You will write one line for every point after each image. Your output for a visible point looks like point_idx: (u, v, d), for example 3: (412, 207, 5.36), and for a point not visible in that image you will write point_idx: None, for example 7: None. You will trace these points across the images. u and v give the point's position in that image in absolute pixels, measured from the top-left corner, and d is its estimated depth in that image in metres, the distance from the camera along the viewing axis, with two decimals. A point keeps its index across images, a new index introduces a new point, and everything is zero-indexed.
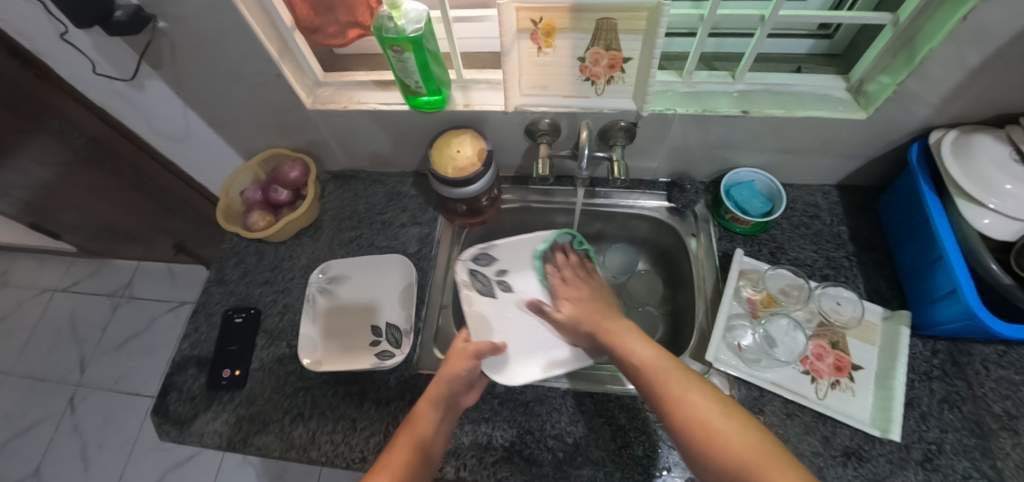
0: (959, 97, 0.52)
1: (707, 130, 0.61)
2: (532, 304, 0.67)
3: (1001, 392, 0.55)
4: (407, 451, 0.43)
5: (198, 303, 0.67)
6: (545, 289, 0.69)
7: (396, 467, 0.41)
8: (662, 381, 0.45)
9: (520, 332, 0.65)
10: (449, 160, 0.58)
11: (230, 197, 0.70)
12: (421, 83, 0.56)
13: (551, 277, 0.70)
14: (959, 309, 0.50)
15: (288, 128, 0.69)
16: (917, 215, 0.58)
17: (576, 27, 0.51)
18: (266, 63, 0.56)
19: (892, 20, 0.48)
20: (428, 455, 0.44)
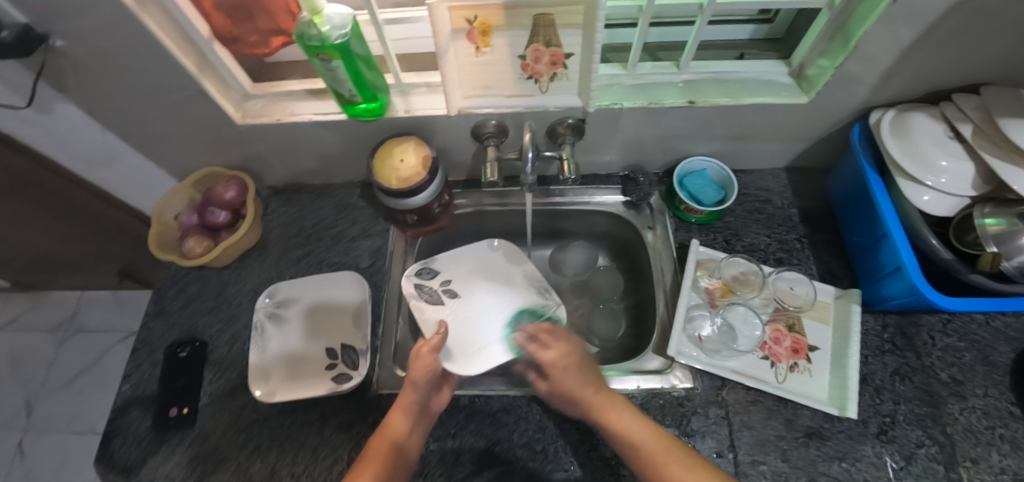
0: (893, 78, 0.53)
1: (656, 122, 0.61)
2: (481, 300, 0.67)
3: (947, 360, 0.58)
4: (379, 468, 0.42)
5: (137, 339, 0.63)
6: (486, 284, 0.69)
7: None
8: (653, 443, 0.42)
9: (477, 332, 0.64)
10: (391, 171, 0.56)
11: (164, 223, 0.65)
12: (356, 92, 0.53)
13: (490, 278, 0.70)
14: (904, 285, 0.51)
15: (221, 145, 0.64)
16: (862, 195, 0.59)
17: (512, 24, 0.49)
18: (184, 78, 0.52)
19: (828, 3, 0.48)
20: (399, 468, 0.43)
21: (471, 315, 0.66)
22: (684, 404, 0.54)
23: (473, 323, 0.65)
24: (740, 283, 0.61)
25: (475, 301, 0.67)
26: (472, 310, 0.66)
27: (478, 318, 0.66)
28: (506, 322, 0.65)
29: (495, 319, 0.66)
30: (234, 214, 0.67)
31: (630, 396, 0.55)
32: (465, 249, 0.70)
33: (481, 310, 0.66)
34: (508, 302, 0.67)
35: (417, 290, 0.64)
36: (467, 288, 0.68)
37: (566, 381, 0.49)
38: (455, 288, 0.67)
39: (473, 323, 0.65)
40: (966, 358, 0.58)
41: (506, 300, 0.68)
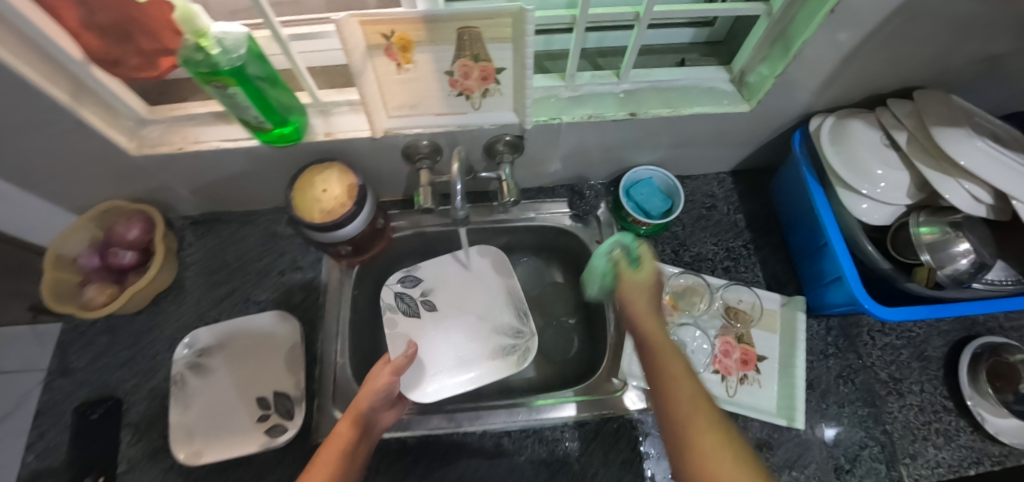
0: (832, 84, 0.52)
1: (598, 135, 0.58)
2: (458, 318, 0.67)
3: (885, 358, 0.59)
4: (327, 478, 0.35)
5: (39, 403, 0.56)
6: (468, 303, 0.68)
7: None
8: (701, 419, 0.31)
9: (442, 350, 0.64)
10: (313, 202, 0.51)
11: (59, 269, 0.57)
12: (263, 117, 0.47)
13: (472, 294, 0.69)
14: (845, 295, 0.52)
15: (121, 178, 0.57)
16: (801, 202, 0.59)
17: (435, 38, 0.44)
18: (56, 111, 0.44)
19: (766, 10, 0.46)
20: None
21: (442, 332, 0.66)
22: (637, 426, 0.54)
23: (444, 341, 0.65)
24: (688, 298, 0.60)
25: (450, 318, 0.67)
26: (446, 325, 0.67)
27: (449, 335, 0.66)
28: (473, 344, 0.65)
29: (464, 338, 0.66)
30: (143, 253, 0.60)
31: (583, 424, 0.54)
32: (451, 259, 0.69)
33: (453, 327, 0.67)
34: (482, 321, 0.67)
35: (396, 300, 0.66)
36: (446, 302, 0.68)
37: (636, 304, 0.44)
38: (434, 299, 0.68)
39: (441, 340, 0.65)
40: (904, 355, 0.59)
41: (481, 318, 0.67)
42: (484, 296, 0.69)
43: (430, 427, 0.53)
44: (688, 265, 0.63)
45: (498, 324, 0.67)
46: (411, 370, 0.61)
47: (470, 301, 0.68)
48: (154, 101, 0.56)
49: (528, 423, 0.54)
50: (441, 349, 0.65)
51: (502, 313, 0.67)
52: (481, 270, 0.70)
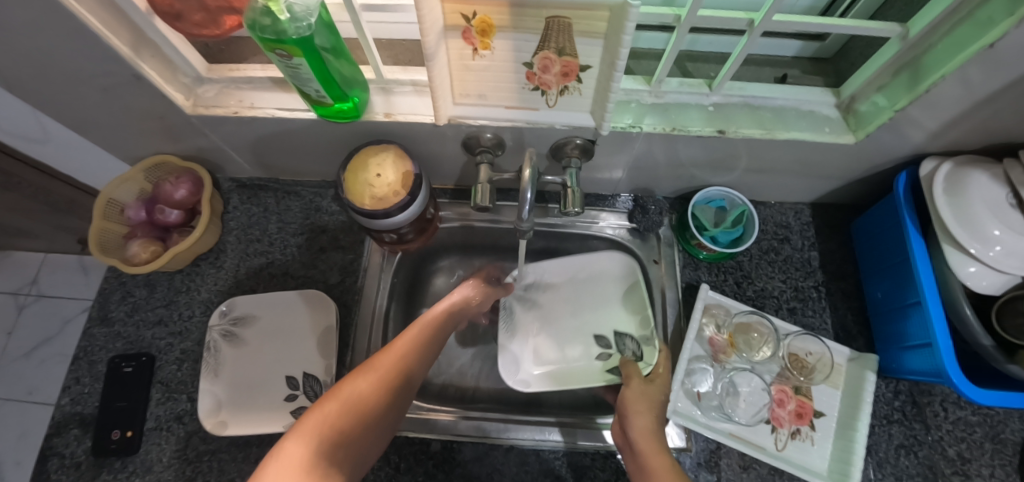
0: (961, 125, 0.44)
1: (674, 149, 0.53)
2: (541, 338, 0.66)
3: (957, 435, 0.53)
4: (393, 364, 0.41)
5: (77, 348, 0.57)
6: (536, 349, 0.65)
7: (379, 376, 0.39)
8: None
9: (575, 307, 0.68)
10: (366, 187, 0.48)
11: (108, 220, 0.57)
12: (324, 92, 0.43)
13: (548, 348, 0.65)
14: (930, 364, 0.46)
15: (173, 135, 0.56)
16: (894, 252, 0.53)
17: (519, 26, 0.39)
18: (115, 62, 0.42)
19: (902, 33, 0.39)
20: (406, 375, 0.42)
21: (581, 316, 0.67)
22: None
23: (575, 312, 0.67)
24: (748, 337, 0.56)
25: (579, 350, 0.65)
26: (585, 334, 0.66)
27: (557, 330, 0.67)
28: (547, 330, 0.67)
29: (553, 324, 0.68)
30: (187, 212, 0.60)
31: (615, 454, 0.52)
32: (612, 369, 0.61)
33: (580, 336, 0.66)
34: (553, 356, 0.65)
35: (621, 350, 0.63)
36: (573, 346, 0.65)
37: (638, 419, 0.45)
38: (585, 340, 0.66)
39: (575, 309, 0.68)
40: (977, 434, 0.53)
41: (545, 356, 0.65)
42: (546, 352, 0.65)
43: (458, 433, 0.52)
44: (751, 300, 0.59)
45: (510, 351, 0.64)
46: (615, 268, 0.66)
47: (545, 347, 0.66)
48: (213, 58, 0.54)
49: (556, 447, 0.52)
50: (576, 307, 0.68)
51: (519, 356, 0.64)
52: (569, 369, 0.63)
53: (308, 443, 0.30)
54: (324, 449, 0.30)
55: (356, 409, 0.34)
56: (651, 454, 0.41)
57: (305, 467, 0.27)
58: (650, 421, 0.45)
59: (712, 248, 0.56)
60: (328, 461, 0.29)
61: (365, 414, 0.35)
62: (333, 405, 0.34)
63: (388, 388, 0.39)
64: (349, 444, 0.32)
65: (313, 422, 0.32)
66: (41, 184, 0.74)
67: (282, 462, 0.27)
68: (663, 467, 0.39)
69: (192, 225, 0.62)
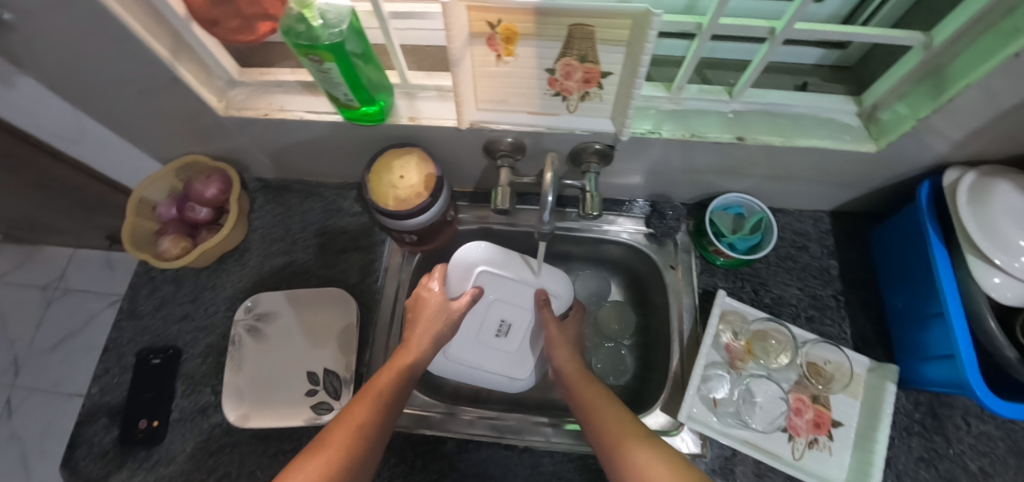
0: (984, 134, 0.44)
1: (693, 155, 0.53)
2: (499, 354, 0.59)
3: (980, 449, 0.51)
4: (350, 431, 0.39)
5: (107, 340, 0.59)
6: (475, 361, 0.59)
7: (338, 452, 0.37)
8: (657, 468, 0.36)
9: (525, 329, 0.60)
10: (389, 188, 0.49)
11: (140, 217, 0.60)
12: (351, 95, 0.45)
13: (480, 354, 0.59)
14: (952, 375, 0.46)
15: (204, 136, 0.58)
16: (915, 262, 0.52)
17: (543, 34, 0.40)
18: (155, 66, 0.44)
19: (925, 41, 0.39)
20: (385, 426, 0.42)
21: (516, 313, 0.60)
22: None
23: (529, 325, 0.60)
24: (765, 344, 0.56)
25: (473, 318, 0.60)
26: (499, 322, 0.60)
27: (505, 336, 0.60)
28: (522, 353, 0.60)
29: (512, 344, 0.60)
30: (216, 210, 0.62)
31: None
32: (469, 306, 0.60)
33: (484, 313, 0.60)
34: (479, 359, 0.59)
35: (466, 273, 0.58)
36: (484, 326, 0.60)
37: (559, 351, 0.54)
38: (488, 314, 0.60)
39: (522, 310, 0.60)
40: (1000, 449, 0.51)
41: (482, 369, 0.59)
42: (477, 358, 0.59)
43: (473, 432, 0.53)
44: (768, 308, 0.59)
45: (501, 383, 0.59)
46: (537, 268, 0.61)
47: (476, 357, 0.59)
48: (244, 63, 0.56)
49: (572, 449, 0.52)
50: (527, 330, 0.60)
51: (486, 377, 0.59)
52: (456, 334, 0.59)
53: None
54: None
55: None
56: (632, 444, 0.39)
57: None
58: (614, 405, 0.45)
59: (732, 254, 0.56)
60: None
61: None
62: None
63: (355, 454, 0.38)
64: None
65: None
66: (75, 181, 0.77)
67: None
68: (641, 452, 0.38)
69: (220, 223, 0.64)
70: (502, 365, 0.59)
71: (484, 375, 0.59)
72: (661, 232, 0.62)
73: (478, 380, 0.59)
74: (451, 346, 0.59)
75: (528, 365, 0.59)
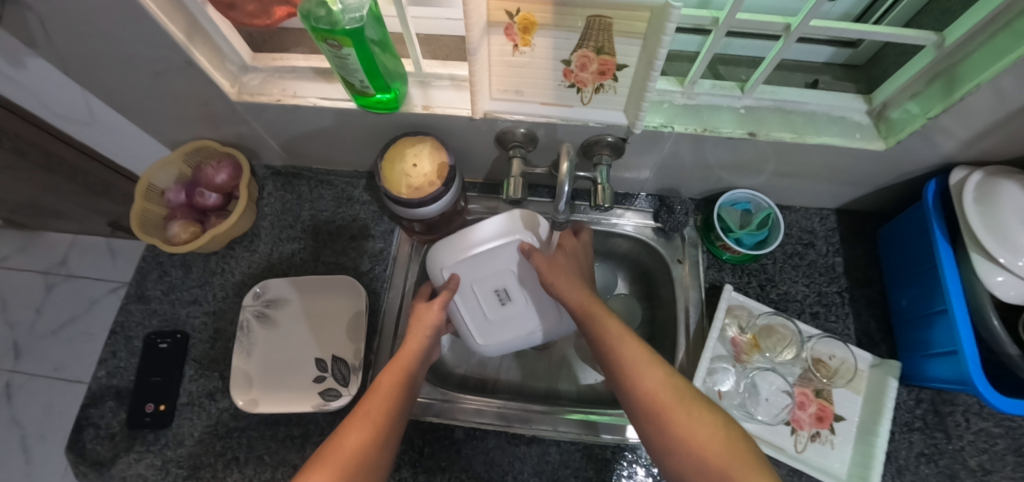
0: (993, 135, 0.45)
1: (704, 150, 0.54)
2: (524, 315, 0.59)
3: (979, 446, 0.52)
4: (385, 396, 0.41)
5: (115, 323, 0.59)
6: (512, 336, 0.59)
7: (353, 453, 0.36)
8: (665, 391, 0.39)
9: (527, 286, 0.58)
10: (402, 177, 0.50)
11: (149, 201, 0.60)
12: (367, 82, 0.45)
13: (511, 330, 0.59)
14: (956, 372, 0.46)
15: (215, 121, 0.58)
16: (921, 260, 0.53)
17: (561, 24, 0.40)
18: (170, 49, 0.44)
19: (937, 41, 0.40)
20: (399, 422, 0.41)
21: (500, 279, 0.58)
22: None
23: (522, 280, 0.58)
24: (772, 339, 0.56)
25: (472, 303, 0.58)
26: (496, 293, 0.58)
27: (512, 299, 0.58)
28: (533, 304, 0.58)
29: (522, 301, 0.58)
30: (225, 196, 0.62)
31: (636, 449, 0.52)
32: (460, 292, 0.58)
33: (476, 293, 0.58)
34: (509, 334, 0.59)
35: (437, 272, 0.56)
36: (489, 307, 0.58)
37: (560, 285, 0.50)
38: (483, 295, 0.58)
39: (505, 272, 0.58)
40: (999, 445, 0.52)
41: (519, 338, 0.59)
42: (511, 333, 0.59)
43: (480, 421, 0.54)
44: (774, 303, 0.60)
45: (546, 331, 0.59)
46: (494, 226, 0.56)
47: (510, 335, 0.59)
48: (257, 48, 0.55)
49: (579, 439, 0.53)
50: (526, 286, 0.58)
51: (531, 334, 0.59)
52: (474, 326, 0.59)
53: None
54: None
55: None
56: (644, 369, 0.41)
57: None
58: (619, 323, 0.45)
59: (739, 249, 0.56)
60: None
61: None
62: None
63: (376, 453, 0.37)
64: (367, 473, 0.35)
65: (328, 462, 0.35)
66: (82, 166, 0.77)
67: None
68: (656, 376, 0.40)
69: (228, 209, 0.63)
70: (535, 323, 0.59)
71: (529, 335, 0.59)
72: (670, 226, 0.62)
73: (525, 343, 0.60)
74: (477, 330, 0.59)
75: (549, 309, 0.58)
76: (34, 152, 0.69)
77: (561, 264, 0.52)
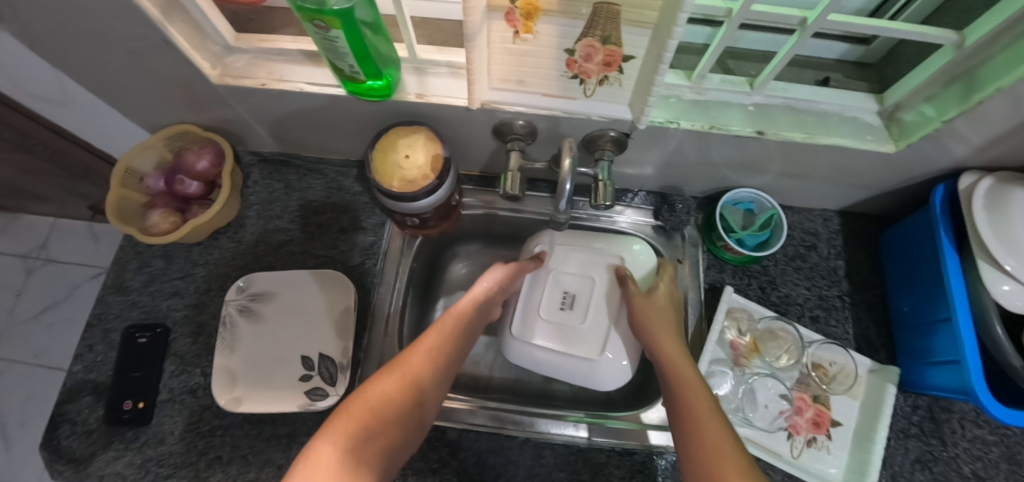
0: (1009, 141, 0.43)
1: (710, 148, 0.52)
2: (574, 333, 0.55)
3: (974, 453, 0.52)
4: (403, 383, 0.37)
5: (92, 315, 0.56)
6: (549, 344, 0.55)
7: (401, 380, 0.37)
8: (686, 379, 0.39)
9: (593, 304, 0.56)
10: (394, 168, 0.47)
11: (127, 188, 0.57)
12: (358, 67, 0.42)
13: (553, 335, 0.55)
14: (957, 381, 0.46)
15: (197, 104, 0.55)
16: (925, 266, 0.52)
17: (568, 10, 0.37)
18: (145, 26, 0.41)
19: (958, 41, 0.38)
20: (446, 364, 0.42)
21: (575, 283, 0.58)
22: None
23: (596, 292, 0.57)
24: (771, 343, 0.56)
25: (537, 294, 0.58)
26: (563, 295, 0.57)
27: (572, 311, 0.56)
28: (596, 323, 0.55)
29: (581, 315, 0.56)
30: (207, 184, 0.60)
31: (631, 452, 0.51)
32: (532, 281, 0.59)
33: (547, 286, 0.58)
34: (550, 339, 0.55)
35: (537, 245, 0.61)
36: (551, 303, 0.57)
37: (653, 334, 0.47)
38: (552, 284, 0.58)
39: (586, 281, 0.57)
40: (993, 453, 0.52)
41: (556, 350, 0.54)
42: (552, 339, 0.55)
43: (473, 422, 0.52)
44: (775, 306, 0.58)
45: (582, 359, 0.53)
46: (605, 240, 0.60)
47: (548, 338, 0.55)
48: (242, 28, 0.52)
49: (573, 441, 0.52)
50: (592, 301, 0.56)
51: (564, 352, 0.54)
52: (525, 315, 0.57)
53: (337, 443, 0.30)
54: (356, 450, 0.29)
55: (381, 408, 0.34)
56: (697, 395, 0.37)
57: (334, 467, 0.27)
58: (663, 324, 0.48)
59: (742, 251, 0.55)
60: (360, 456, 0.29)
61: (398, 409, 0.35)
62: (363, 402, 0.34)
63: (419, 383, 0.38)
64: (381, 452, 0.31)
65: (344, 423, 0.32)
66: (58, 147, 0.73)
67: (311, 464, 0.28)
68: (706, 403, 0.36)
69: (212, 197, 0.61)
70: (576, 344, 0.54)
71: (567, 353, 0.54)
72: (671, 225, 0.61)
73: (556, 361, 0.55)
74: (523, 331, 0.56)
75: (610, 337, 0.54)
76: (6, 132, 0.65)
77: (653, 310, 0.50)
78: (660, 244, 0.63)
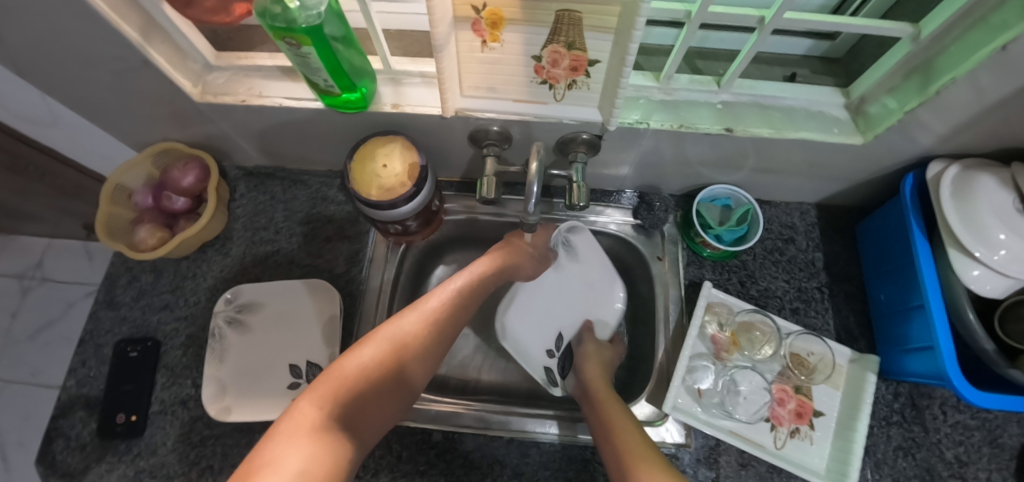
0: (971, 129, 0.44)
1: (684, 146, 0.53)
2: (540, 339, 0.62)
3: (956, 438, 0.53)
4: (392, 354, 0.40)
5: (83, 331, 0.57)
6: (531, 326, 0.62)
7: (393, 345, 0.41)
8: (621, 429, 0.43)
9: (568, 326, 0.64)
10: (373, 177, 0.48)
11: (116, 205, 0.58)
12: (332, 82, 0.43)
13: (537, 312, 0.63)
14: (932, 366, 0.46)
15: (181, 121, 0.56)
16: (898, 254, 0.53)
17: (531, 19, 0.38)
18: (125, 48, 0.42)
19: (914, 33, 0.39)
20: (440, 332, 0.45)
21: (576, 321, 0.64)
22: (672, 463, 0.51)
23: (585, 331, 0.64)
24: (751, 336, 0.56)
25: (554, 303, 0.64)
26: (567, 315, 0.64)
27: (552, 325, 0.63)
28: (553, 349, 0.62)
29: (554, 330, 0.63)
30: (194, 199, 0.61)
31: None
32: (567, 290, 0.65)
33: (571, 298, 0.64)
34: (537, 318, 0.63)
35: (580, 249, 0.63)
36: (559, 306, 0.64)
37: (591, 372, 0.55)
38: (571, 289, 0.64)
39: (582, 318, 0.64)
40: (975, 438, 0.53)
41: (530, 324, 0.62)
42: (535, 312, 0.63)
43: (459, 424, 0.53)
44: (754, 299, 0.59)
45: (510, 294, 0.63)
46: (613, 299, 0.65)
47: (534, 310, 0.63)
48: (222, 46, 0.54)
49: (558, 440, 0.52)
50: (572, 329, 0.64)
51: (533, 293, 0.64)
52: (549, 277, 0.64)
53: (321, 406, 0.32)
54: (332, 413, 0.32)
55: (373, 370, 0.38)
56: (635, 450, 0.39)
57: (314, 426, 0.30)
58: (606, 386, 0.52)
59: (717, 246, 0.56)
60: (341, 423, 0.32)
61: (389, 368, 0.39)
62: (360, 362, 0.38)
63: (417, 344, 0.42)
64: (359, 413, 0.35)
65: (327, 384, 0.35)
66: (49, 168, 0.75)
67: (294, 420, 0.30)
68: (645, 454, 0.39)
69: (199, 212, 0.62)
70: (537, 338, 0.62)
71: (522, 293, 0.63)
72: (650, 223, 0.62)
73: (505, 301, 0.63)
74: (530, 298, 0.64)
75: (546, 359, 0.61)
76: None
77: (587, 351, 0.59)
78: (642, 242, 0.64)
